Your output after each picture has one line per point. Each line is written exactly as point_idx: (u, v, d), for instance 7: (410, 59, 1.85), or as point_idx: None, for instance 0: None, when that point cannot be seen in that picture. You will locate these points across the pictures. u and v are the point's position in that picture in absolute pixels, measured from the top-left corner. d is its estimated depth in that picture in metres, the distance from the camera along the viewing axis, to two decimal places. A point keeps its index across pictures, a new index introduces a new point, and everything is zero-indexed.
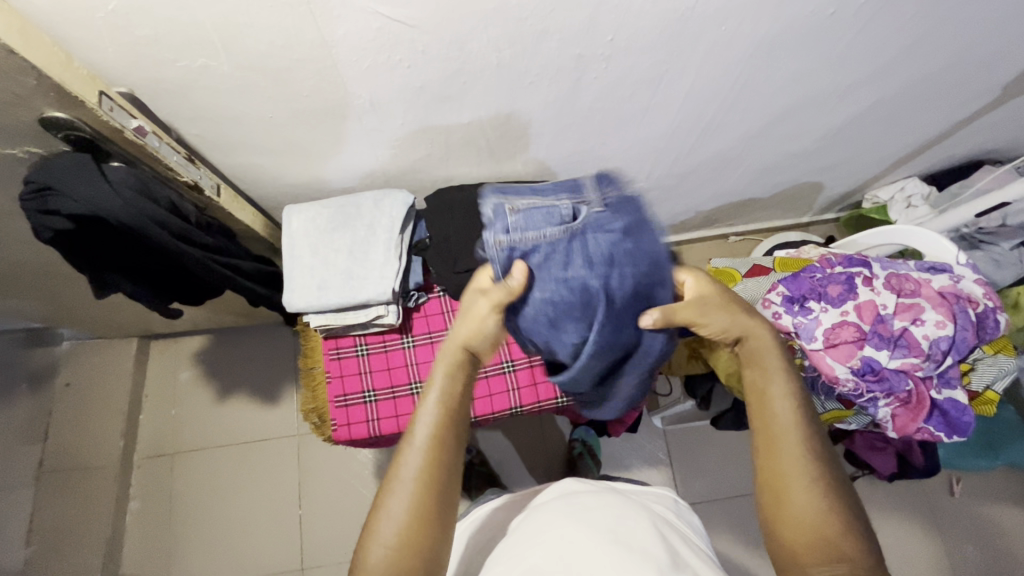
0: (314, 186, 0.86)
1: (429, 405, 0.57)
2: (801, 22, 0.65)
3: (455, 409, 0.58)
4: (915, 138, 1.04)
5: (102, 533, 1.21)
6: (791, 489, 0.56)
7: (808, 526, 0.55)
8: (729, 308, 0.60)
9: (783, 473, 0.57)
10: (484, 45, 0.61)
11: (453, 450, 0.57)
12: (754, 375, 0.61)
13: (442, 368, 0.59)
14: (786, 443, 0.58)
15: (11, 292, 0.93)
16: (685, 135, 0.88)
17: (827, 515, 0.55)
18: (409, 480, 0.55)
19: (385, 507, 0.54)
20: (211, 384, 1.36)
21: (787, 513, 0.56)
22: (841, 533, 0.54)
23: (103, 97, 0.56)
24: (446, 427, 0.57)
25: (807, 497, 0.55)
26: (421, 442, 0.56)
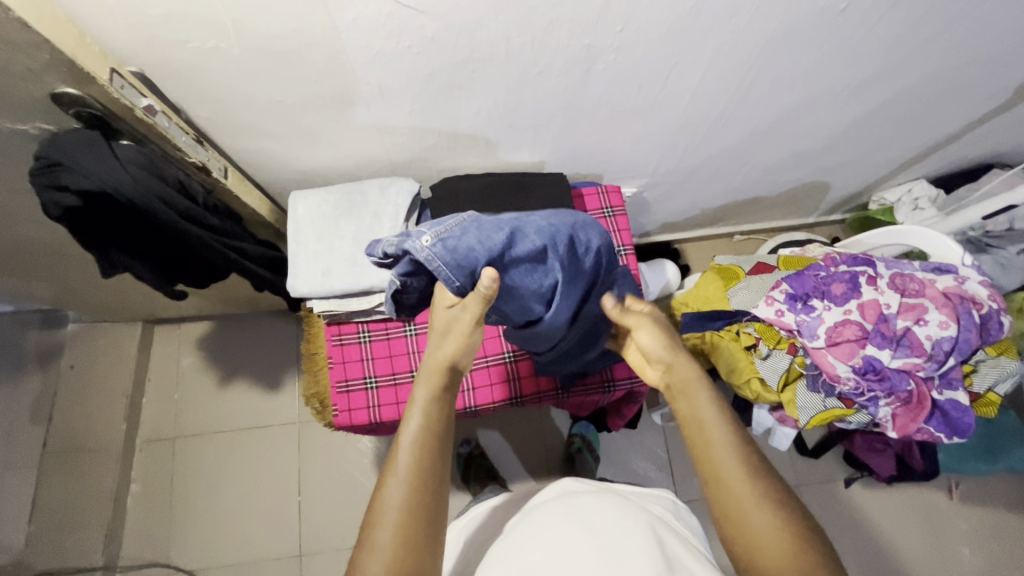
0: (320, 172, 0.86)
1: (411, 429, 0.56)
2: (811, 17, 0.64)
3: (439, 426, 0.56)
4: (923, 140, 1.04)
5: (103, 513, 1.22)
6: (746, 515, 0.52)
7: (769, 553, 0.51)
8: (654, 326, 0.64)
9: (736, 511, 0.53)
10: (494, 33, 0.61)
11: (440, 471, 0.55)
12: (683, 405, 0.60)
13: (423, 390, 0.58)
14: (729, 466, 0.55)
15: (18, 272, 0.94)
16: (692, 130, 0.88)
17: (788, 539, 0.51)
18: (395, 509, 0.52)
19: (371, 539, 0.51)
20: (213, 369, 1.37)
21: (752, 553, 0.52)
22: (805, 554, 0.50)
23: (114, 74, 0.57)
24: (429, 448, 0.55)
25: (763, 521, 0.52)
26: (403, 470, 0.53)
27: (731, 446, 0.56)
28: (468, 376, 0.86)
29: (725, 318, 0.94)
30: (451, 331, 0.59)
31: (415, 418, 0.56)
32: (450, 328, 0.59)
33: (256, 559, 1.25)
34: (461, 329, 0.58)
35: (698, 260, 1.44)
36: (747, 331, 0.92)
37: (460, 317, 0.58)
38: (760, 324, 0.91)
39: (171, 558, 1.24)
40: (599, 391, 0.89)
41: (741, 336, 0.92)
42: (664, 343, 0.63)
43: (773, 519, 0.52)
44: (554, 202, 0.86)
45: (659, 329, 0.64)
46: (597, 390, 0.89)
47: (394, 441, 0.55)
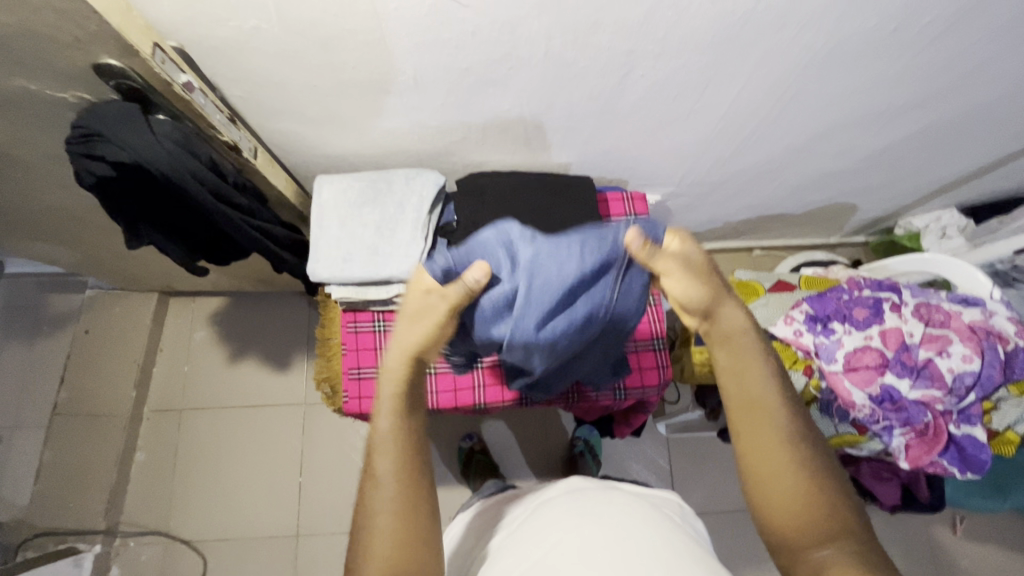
0: (346, 158, 0.86)
1: (383, 432, 0.54)
2: (860, 33, 0.63)
3: (412, 423, 0.55)
4: (959, 167, 1.02)
5: (108, 477, 1.24)
6: (779, 469, 0.52)
7: (799, 509, 0.50)
8: (679, 271, 0.56)
9: (774, 463, 0.52)
10: (536, 32, 0.60)
11: (421, 467, 0.54)
12: (725, 353, 0.58)
13: (385, 394, 0.56)
14: (763, 415, 0.54)
15: (43, 234, 0.94)
16: (723, 142, 0.86)
17: (818, 497, 0.50)
18: (387, 511, 0.51)
19: (364, 547, 0.49)
20: (224, 345, 1.38)
21: (780, 510, 0.51)
22: (832, 512, 0.50)
23: (156, 48, 0.56)
24: (406, 445, 0.54)
25: (795, 477, 0.51)
26: (387, 472, 0.52)
27: (766, 398, 0.55)
28: (480, 373, 0.86)
29: None
30: (426, 316, 0.58)
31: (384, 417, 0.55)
32: (424, 315, 0.58)
33: (253, 535, 1.26)
34: (439, 319, 0.58)
35: None
36: None
37: (438, 305, 0.57)
38: (777, 343, 0.90)
39: (170, 527, 1.26)
40: (609, 397, 0.89)
41: None
42: (697, 290, 0.57)
43: (804, 476, 0.51)
44: (578, 205, 0.85)
45: (692, 272, 0.57)
46: (608, 396, 0.89)
47: (369, 445, 0.54)
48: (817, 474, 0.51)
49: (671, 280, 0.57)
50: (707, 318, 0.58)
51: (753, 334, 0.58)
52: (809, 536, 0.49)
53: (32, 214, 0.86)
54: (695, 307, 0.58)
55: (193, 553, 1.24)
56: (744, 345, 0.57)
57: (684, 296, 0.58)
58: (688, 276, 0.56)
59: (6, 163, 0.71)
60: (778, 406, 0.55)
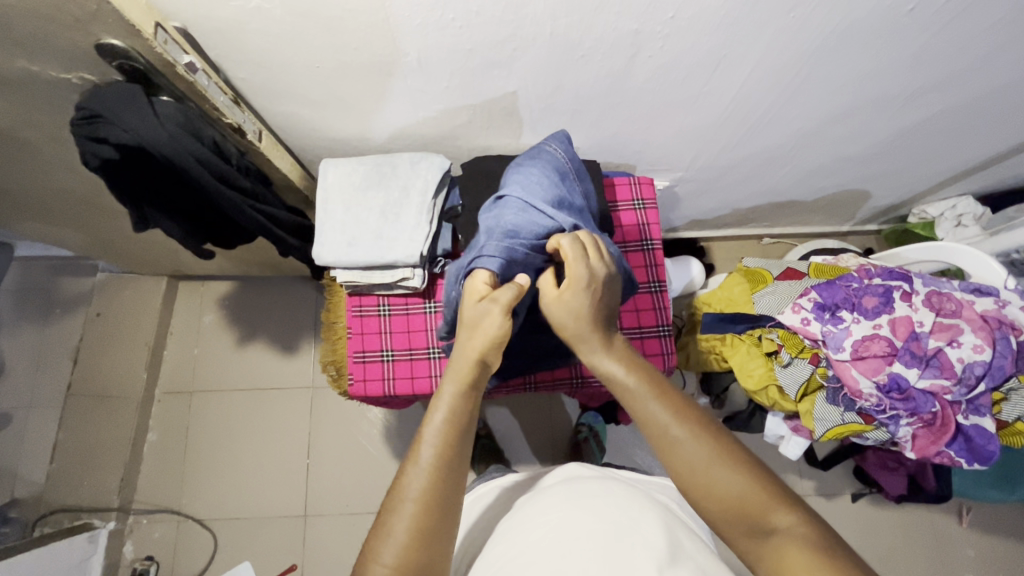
0: (351, 141, 0.85)
1: (436, 423, 0.55)
2: (876, 12, 0.61)
3: (463, 418, 0.56)
4: (977, 153, 0.99)
5: (121, 457, 1.27)
6: (675, 452, 0.52)
7: (728, 501, 0.48)
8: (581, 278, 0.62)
9: (669, 445, 0.52)
10: (541, 11, 0.59)
11: (459, 474, 0.53)
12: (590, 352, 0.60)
13: (452, 386, 0.57)
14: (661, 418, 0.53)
15: (53, 217, 0.96)
16: (733, 126, 0.85)
17: (723, 470, 0.50)
18: (412, 500, 0.50)
19: (386, 526, 0.49)
20: (232, 328, 1.39)
21: (697, 489, 0.50)
22: (740, 482, 0.49)
23: (158, 28, 0.56)
24: (452, 446, 0.53)
25: (721, 475, 0.49)
26: (427, 460, 0.52)
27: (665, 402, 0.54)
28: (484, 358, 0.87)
29: (744, 322, 0.95)
30: (481, 325, 0.62)
31: (440, 413, 0.55)
32: (480, 322, 0.62)
33: (262, 514, 1.29)
34: (493, 323, 0.61)
35: (722, 260, 1.41)
36: (770, 337, 0.92)
37: (489, 311, 0.62)
38: (783, 331, 0.90)
39: (181, 506, 1.29)
40: None
41: (762, 341, 0.93)
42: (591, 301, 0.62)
43: (728, 470, 0.49)
44: None
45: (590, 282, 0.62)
46: None
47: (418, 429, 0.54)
48: (740, 464, 0.50)
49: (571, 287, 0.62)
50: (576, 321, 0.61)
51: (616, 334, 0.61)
52: (727, 514, 0.49)
53: (41, 196, 0.87)
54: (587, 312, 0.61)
55: (205, 531, 1.27)
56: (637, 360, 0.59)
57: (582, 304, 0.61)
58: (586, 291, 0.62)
59: (14, 145, 0.71)
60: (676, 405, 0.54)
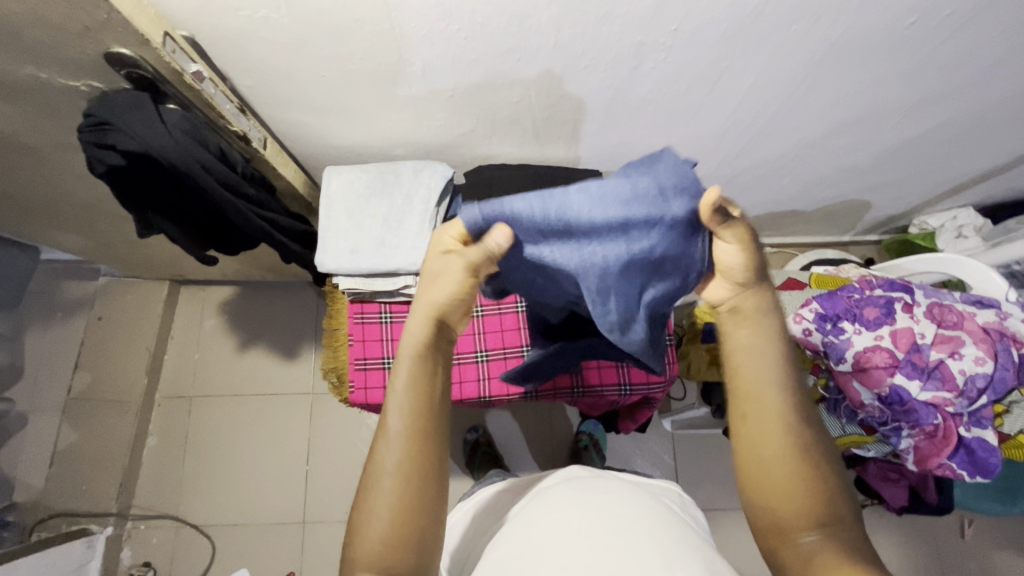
0: (355, 149, 0.86)
1: (399, 391, 0.52)
2: (876, 27, 0.61)
3: (427, 376, 0.53)
4: (979, 164, 0.99)
5: (120, 461, 1.26)
6: (776, 455, 0.51)
7: (789, 502, 0.51)
8: (738, 233, 0.50)
9: (770, 444, 0.51)
10: (545, 23, 0.60)
11: (433, 439, 0.52)
12: (743, 330, 0.53)
13: (407, 343, 0.53)
14: (770, 412, 0.52)
15: (58, 221, 0.96)
16: (735, 137, 0.85)
17: (811, 486, 0.51)
18: (390, 474, 0.50)
19: (368, 502, 0.50)
20: (233, 333, 1.39)
21: (776, 497, 0.51)
22: (820, 500, 0.51)
23: (166, 37, 0.56)
24: (421, 410, 0.52)
25: (792, 469, 0.51)
26: (397, 434, 0.51)
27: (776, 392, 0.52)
28: (484, 366, 0.88)
29: None
30: (442, 277, 0.52)
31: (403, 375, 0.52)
32: (441, 276, 0.52)
33: (260, 521, 1.28)
34: (450, 280, 0.52)
35: None
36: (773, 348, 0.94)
37: (453, 264, 0.51)
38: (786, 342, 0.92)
39: (179, 511, 1.28)
40: (614, 393, 0.89)
41: None
42: (744, 261, 0.51)
43: (802, 468, 0.51)
44: None
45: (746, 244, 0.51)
46: (613, 391, 0.89)
47: (385, 397, 0.52)
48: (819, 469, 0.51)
49: (721, 250, 0.51)
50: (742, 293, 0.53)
51: (775, 312, 0.53)
52: (798, 527, 0.51)
53: (46, 200, 0.87)
54: (739, 282, 0.52)
55: (202, 537, 1.26)
56: (766, 326, 0.53)
57: (730, 267, 0.52)
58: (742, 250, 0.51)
59: (20, 150, 0.72)
60: (787, 394, 0.52)
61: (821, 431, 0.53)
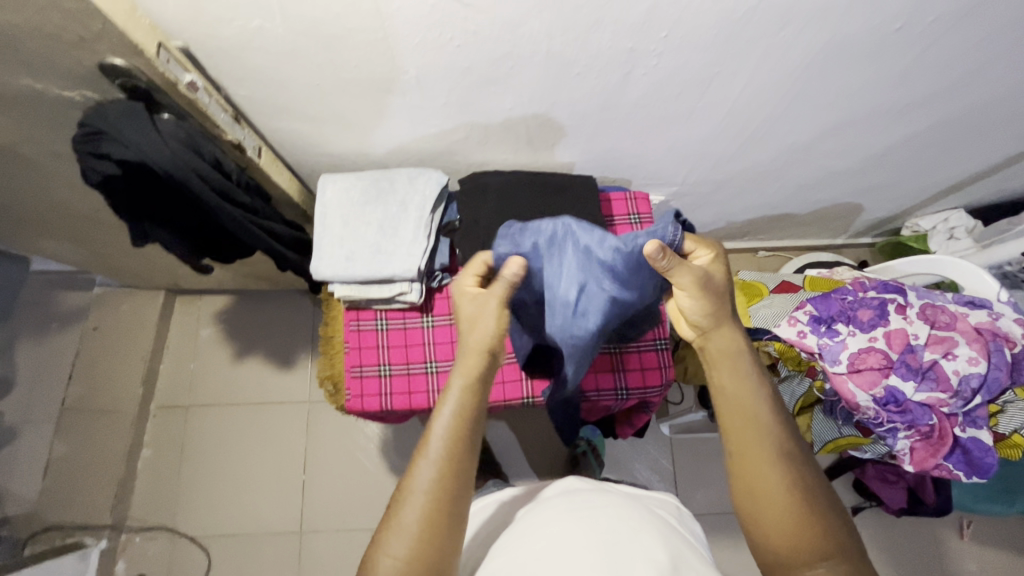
0: (349, 157, 0.86)
1: (444, 416, 0.55)
2: (862, 32, 0.62)
3: (471, 408, 0.56)
4: (968, 167, 1.00)
5: (115, 473, 1.25)
6: (766, 483, 0.53)
7: (784, 531, 0.51)
8: (692, 277, 0.54)
9: (763, 474, 0.53)
10: (537, 30, 0.60)
11: (469, 465, 0.54)
12: (720, 371, 0.58)
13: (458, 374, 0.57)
14: (759, 443, 0.55)
15: (52, 232, 0.96)
16: (727, 141, 0.86)
17: (806, 516, 0.51)
18: (423, 493, 0.52)
19: (396, 518, 0.51)
20: (229, 342, 1.39)
21: (773, 528, 0.52)
22: (815, 531, 0.51)
23: (160, 48, 0.58)
24: (462, 437, 0.54)
25: (785, 499, 0.52)
26: (436, 454, 0.53)
27: (758, 426, 0.55)
28: None
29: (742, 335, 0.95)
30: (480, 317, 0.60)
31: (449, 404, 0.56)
32: (479, 317, 0.60)
33: (257, 532, 1.27)
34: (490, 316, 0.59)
35: None
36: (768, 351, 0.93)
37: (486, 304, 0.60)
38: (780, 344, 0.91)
39: (174, 523, 1.27)
40: (610, 398, 0.88)
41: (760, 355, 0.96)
42: (700, 303, 0.57)
43: (799, 499, 0.52)
44: (579, 205, 0.85)
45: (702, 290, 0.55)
46: (609, 397, 0.88)
47: (430, 417, 0.55)
48: (814, 499, 0.52)
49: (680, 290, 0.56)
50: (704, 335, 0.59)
51: (749, 354, 0.58)
52: (798, 557, 0.51)
53: (41, 211, 0.87)
54: (695, 321, 0.59)
55: (198, 549, 1.25)
56: (739, 364, 0.58)
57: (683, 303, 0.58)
58: (695, 291, 0.55)
59: (16, 161, 0.72)
60: (773, 425, 0.55)
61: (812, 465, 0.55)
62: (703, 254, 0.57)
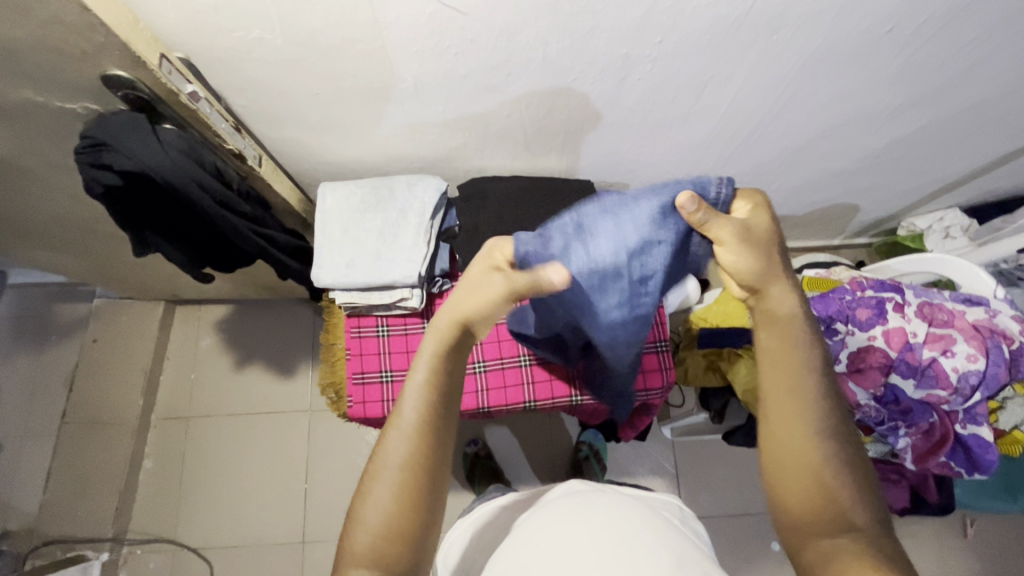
0: (348, 165, 0.87)
1: (415, 385, 0.53)
2: (853, 34, 0.63)
3: (443, 375, 0.54)
4: (962, 166, 1.01)
5: (116, 484, 1.25)
6: (793, 453, 0.52)
7: (809, 504, 0.51)
8: (733, 232, 0.51)
9: (793, 445, 0.52)
10: (533, 38, 0.61)
11: (441, 437, 0.53)
12: (767, 338, 0.54)
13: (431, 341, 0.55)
14: (796, 413, 0.53)
15: (53, 243, 0.96)
16: (723, 145, 0.87)
17: (829, 489, 0.51)
18: (395, 466, 0.51)
19: (370, 491, 0.51)
20: (229, 351, 1.39)
21: (795, 498, 0.52)
22: (835, 506, 0.51)
23: (163, 59, 0.58)
24: (434, 407, 0.53)
25: (810, 471, 0.51)
26: (407, 425, 0.52)
27: (800, 395, 0.53)
28: (483, 377, 0.88)
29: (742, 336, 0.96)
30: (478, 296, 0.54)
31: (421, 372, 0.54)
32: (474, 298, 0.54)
33: (259, 542, 1.26)
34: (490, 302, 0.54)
35: None
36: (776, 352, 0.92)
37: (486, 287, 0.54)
38: None
39: (175, 535, 1.26)
40: None
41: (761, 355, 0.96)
42: (750, 264, 0.52)
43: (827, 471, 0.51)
44: None
45: (750, 243, 0.51)
46: None
47: (402, 387, 0.54)
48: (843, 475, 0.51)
49: (726, 251, 0.52)
50: (752, 300, 0.54)
51: (802, 322, 0.54)
52: (816, 528, 0.51)
53: (42, 222, 0.87)
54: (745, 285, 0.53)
55: (200, 560, 1.24)
56: (790, 331, 0.54)
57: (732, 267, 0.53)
58: (739, 245, 0.51)
59: (17, 173, 0.72)
60: (814, 397, 0.53)
61: (849, 440, 0.53)
62: (742, 206, 0.53)
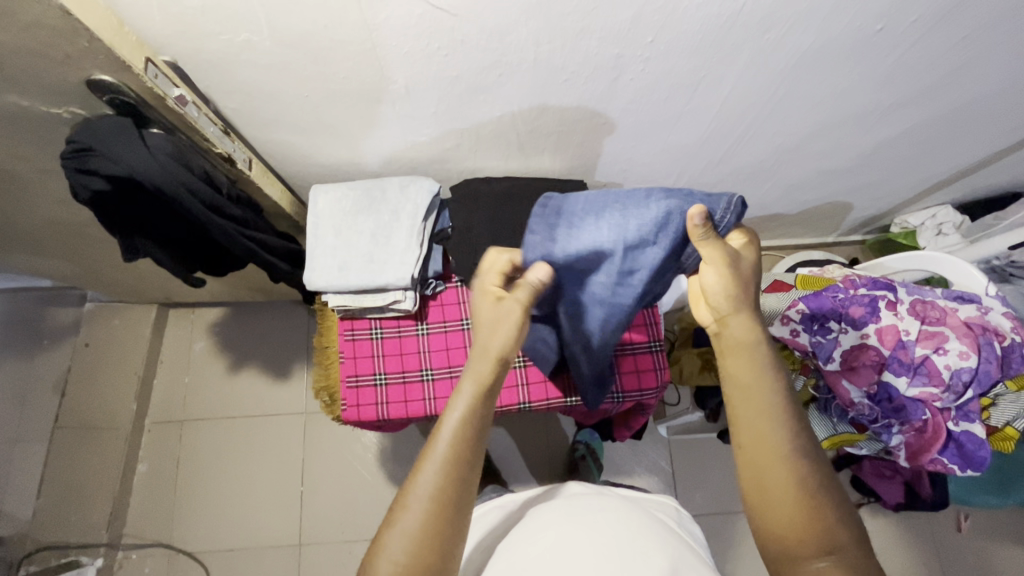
0: (340, 167, 0.86)
1: (452, 420, 0.54)
2: (843, 33, 0.63)
3: (480, 413, 0.55)
4: (953, 163, 1.02)
5: (110, 489, 1.24)
6: (773, 476, 0.51)
7: (790, 523, 0.50)
8: (719, 254, 0.56)
9: (772, 469, 0.52)
10: (524, 39, 0.61)
11: (470, 473, 0.53)
12: (734, 361, 0.56)
13: (471, 383, 0.56)
14: (773, 436, 0.52)
15: (42, 248, 0.95)
16: (715, 144, 0.87)
17: (811, 510, 0.50)
18: (423, 497, 0.51)
19: (395, 520, 0.51)
20: (223, 354, 1.38)
21: (778, 522, 0.51)
22: (819, 526, 0.50)
23: (149, 64, 0.57)
24: (470, 442, 0.53)
25: (791, 492, 0.51)
26: (439, 456, 0.52)
27: (772, 415, 0.53)
28: None
29: None
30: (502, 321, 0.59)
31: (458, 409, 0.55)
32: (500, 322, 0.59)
33: (256, 545, 1.26)
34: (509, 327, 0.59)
35: None
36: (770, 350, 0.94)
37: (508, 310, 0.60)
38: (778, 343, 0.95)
39: (170, 539, 1.25)
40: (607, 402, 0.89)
41: None
42: (726, 286, 0.56)
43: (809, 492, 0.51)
44: None
45: (733, 269, 0.56)
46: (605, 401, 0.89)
47: (437, 419, 0.54)
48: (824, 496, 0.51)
49: (708, 272, 0.57)
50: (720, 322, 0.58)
51: (765, 345, 0.56)
52: (801, 549, 0.50)
53: (30, 227, 0.86)
54: (717, 306, 0.58)
55: (196, 564, 1.24)
56: (754, 354, 0.56)
57: (708, 287, 0.58)
58: (723, 268, 0.56)
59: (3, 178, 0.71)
60: (787, 418, 0.53)
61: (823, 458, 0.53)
62: (738, 238, 0.58)
